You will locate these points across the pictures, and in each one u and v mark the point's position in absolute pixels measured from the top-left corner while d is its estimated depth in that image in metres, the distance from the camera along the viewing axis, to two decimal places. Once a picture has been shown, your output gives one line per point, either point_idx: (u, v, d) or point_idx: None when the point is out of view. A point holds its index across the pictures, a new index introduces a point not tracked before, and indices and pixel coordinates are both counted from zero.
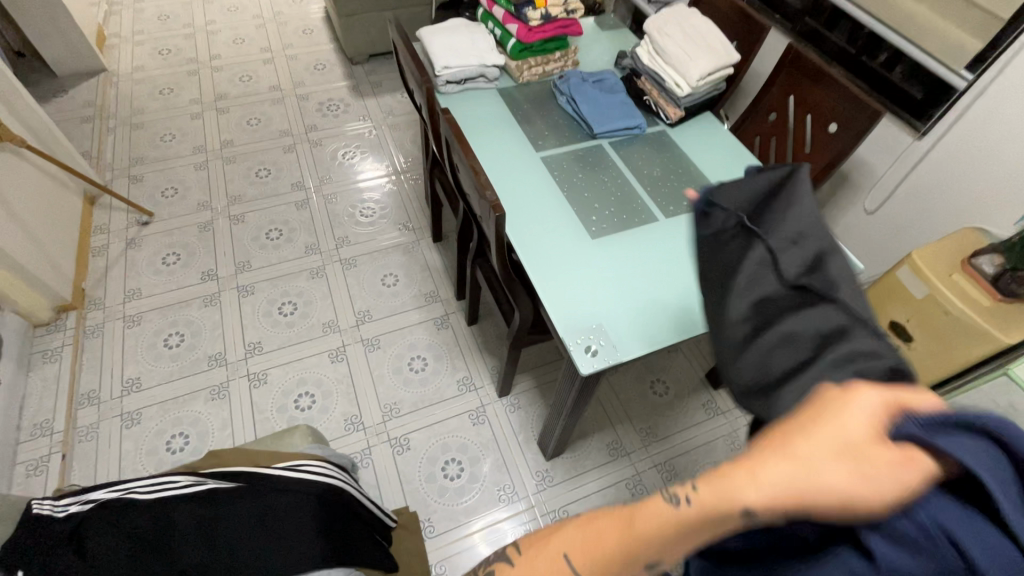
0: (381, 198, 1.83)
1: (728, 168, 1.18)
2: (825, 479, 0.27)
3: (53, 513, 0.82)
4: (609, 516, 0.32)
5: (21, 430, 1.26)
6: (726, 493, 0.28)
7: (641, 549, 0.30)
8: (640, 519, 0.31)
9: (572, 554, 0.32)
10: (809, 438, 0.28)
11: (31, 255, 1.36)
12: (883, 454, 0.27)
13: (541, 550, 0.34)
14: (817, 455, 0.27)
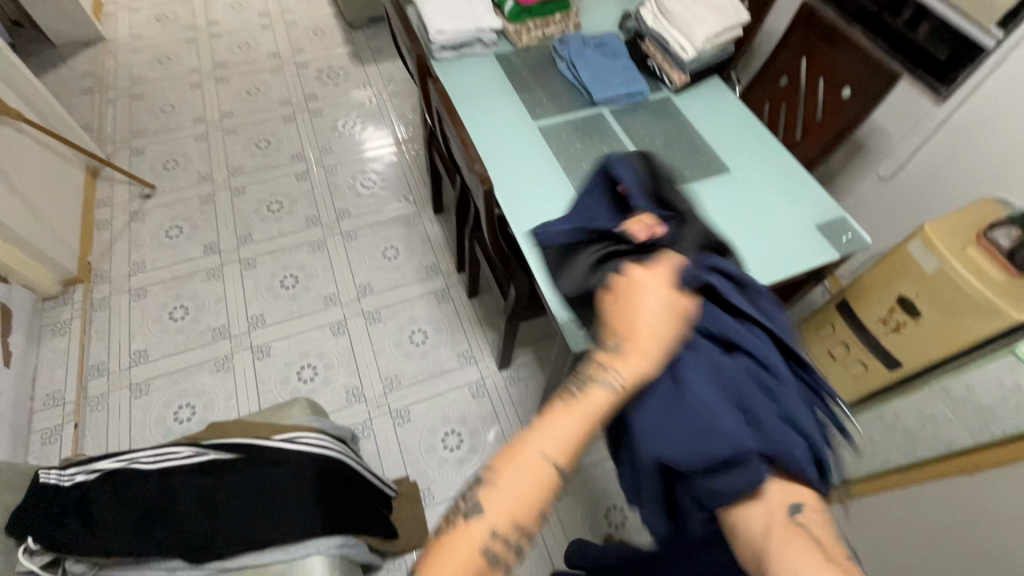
0: (382, 170, 1.80)
1: (734, 136, 1.13)
2: (671, 331, 0.45)
3: (59, 481, 0.85)
4: (571, 406, 0.41)
5: (34, 401, 1.30)
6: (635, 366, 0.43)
7: (599, 419, 0.41)
8: (596, 404, 0.41)
9: (550, 446, 0.39)
10: (655, 313, 0.45)
11: (35, 229, 1.37)
12: (686, 302, 0.47)
13: (519, 456, 0.39)
14: (662, 317, 0.45)
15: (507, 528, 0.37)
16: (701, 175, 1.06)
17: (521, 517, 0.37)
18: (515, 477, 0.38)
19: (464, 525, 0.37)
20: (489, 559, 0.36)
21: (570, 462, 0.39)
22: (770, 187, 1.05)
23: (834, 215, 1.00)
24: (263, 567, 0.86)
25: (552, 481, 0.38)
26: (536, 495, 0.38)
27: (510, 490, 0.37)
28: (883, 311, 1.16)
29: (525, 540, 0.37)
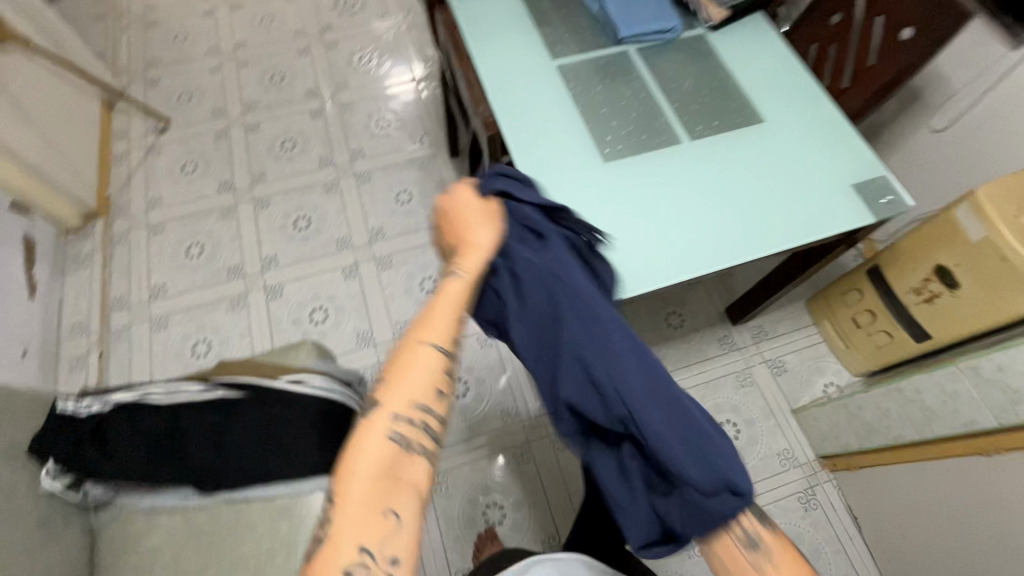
0: (399, 109, 1.73)
1: (772, 81, 1.03)
2: (491, 224, 0.58)
3: (77, 411, 0.88)
4: (437, 306, 0.53)
5: (61, 329, 1.35)
6: (474, 261, 0.55)
7: (459, 306, 0.53)
8: (451, 299, 0.53)
9: (429, 339, 0.51)
10: (472, 223, 0.57)
11: (52, 162, 1.38)
12: (491, 203, 0.60)
13: (407, 355, 0.51)
14: (476, 220, 0.57)
15: (406, 409, 0.48)
16: (731, 124, 0.98)
17: (416, 395, 0.49)
18: (403, 369, 0.50)
19: (371, 420, 0.48)
20: (399, 434, 0.47)
21: (443, 341, 0.51)
22: (807, 140, 0.96)
23: (875, 174, 0.92)
24: (268, 498, 0.90)
25: (432, 359, 0.51)
26: (426, 376, 0.50)
27: (402, 380, 0.50)
28: (916, 281, 1.09)
29: (426, 412, 0.49)
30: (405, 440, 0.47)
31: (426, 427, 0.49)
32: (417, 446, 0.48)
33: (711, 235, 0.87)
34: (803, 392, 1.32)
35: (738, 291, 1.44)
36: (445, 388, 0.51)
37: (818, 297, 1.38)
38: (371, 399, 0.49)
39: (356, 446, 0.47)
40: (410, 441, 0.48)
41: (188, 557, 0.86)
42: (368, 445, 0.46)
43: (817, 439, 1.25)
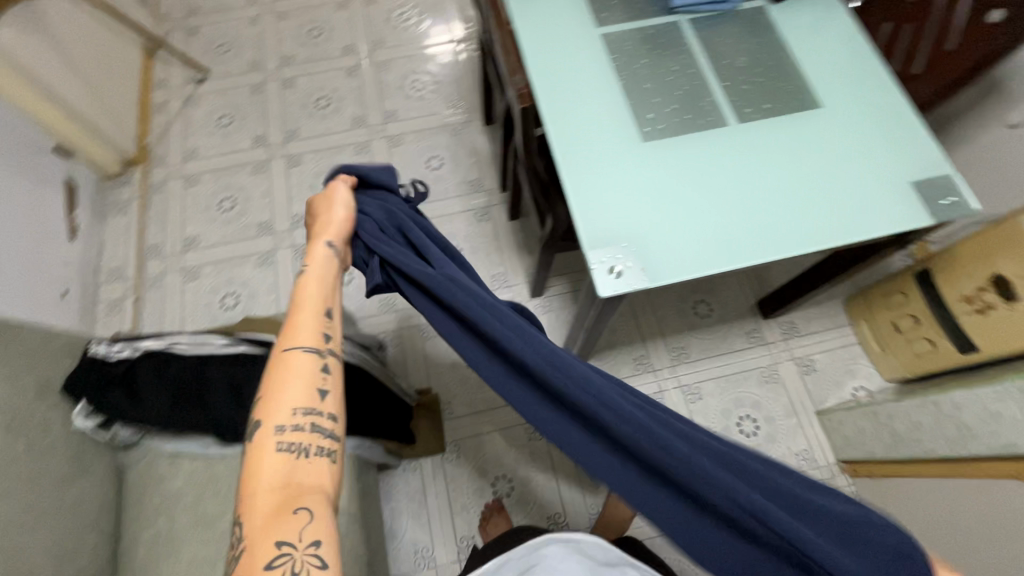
0: (436, 71, 1.68)
1: (835, 62, 0.95)
2: (336, 220, 0.69)
3: (108, 355, 0.91)
4: (293, 320, 0.62)
5: (100, 273, 1.40)
6: (315, 267, 0.66)
7: (323, 300, 0.65)
8: (310, 304, 0.63)
9: (303, 344, 0.60)
10: (322, 230, 0.68)
11: (92, 108, 1.40)
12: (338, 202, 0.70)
13: (280, 370, 0.59)
14: (325, 223, 0.68)
15: (289, 418, 0.56)
16: (784, 107, 0.91)
17: (294, 402, 0.57)
18: (276, 384, 0.58)
19: (256, 443, 0.55)
20: (287, 442, 0.54)
21: (308, 346, 0.60)
22: (866, 130, 0.89)
23: (941, 171, 0.84)
24: None
25: (303, 363, 0.59)
26: (300, 380, 0.58)
27: (279, 395, 0.57)
28: (970, 288, 1.02)
29: (309, 413, 0.57)
30: (296, 447, 0.55)
31: (314, 427, 0.56)
32: (312, 447, 0.55)
33: (750, 227, 0.82)
34: (830, 393, 1.28)
35: (772, 284, 1.39)
36: (325, 385, 0.59)
37: (858, 296, 1.31)
38: (255, 423, 0.56)
39: (252, 469, 0.53)
40: (303, 444, 0.55)
41: (206, 503, 0.90)
42: (261, 465, 0.53)
43: (839, 442, 1.21)
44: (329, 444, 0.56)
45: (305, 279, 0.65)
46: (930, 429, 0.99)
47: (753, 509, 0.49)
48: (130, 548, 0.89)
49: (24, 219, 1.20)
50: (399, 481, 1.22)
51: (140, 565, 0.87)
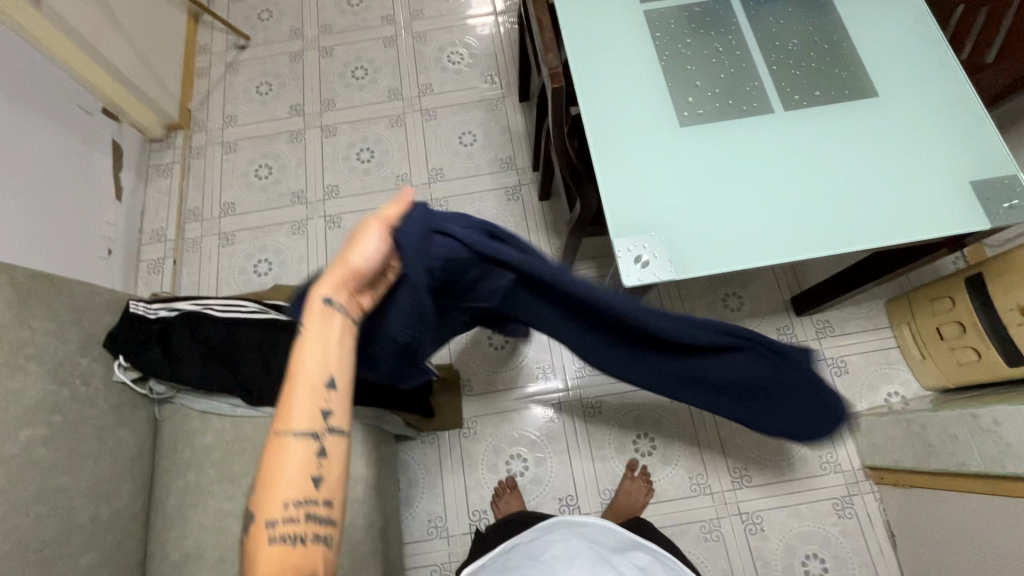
0: (475, 43, 1.65)
1: (899, 49, 0.88)
2: (360, 257, 0.49)
3: (147, 314, 0.95)
4: (284, 394, 0.44)
5: (143, 234, 1.46)
6: (314, 326, 0.46)
7: (330, 358, 0.46)
8: (306, 364, 0.45)
9: (295, 422, 0.43)
10: (341, 267, 0.49)
11: (137, 72, 1.43)
12: (367, 233, 0.49)
13: (269, 460, 0.42)
14: (342, 261, 0.49)
15: (282, 511, 0.40)
16: (836, 95, 0.85)
17: (283, 495, 0.40)
18: (268, 475, 0.42)
19: (251, 544, 0.41)
20: (282, 539, 0.40)
21: (302, 424, 0.42)
22: (925, 122, 0.82)
23: (1003, 170, 0.78)
24: None
25: (301, 444, 0.42)
26: (294, 469, 0.41)
27: (274, 483, 0.41)
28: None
29: (306, 503, 0.41)
30: (292, 540, 0.40)
31: (313, 518, 0.41)
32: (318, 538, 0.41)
33: (789, 222, 0.78)
34: (862, 397, 1.23)
35: (808, 280, 1.33)
36: (324, 469, 0.42)
37: (901, 297, 1.25)
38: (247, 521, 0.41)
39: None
40: (302, 538, 0.40)
41: (233, 460, 0.94)
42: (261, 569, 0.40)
43: (866, 448, 1.17)
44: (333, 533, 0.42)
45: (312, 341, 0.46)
46: (965, 443, 0.94)
47: (744, 397, 0.62)
48: (161, 497, 0.94)
49: (73, 179, 1.26)
50: (416, 453, 1.24)
51: (171, 513, 0.92)
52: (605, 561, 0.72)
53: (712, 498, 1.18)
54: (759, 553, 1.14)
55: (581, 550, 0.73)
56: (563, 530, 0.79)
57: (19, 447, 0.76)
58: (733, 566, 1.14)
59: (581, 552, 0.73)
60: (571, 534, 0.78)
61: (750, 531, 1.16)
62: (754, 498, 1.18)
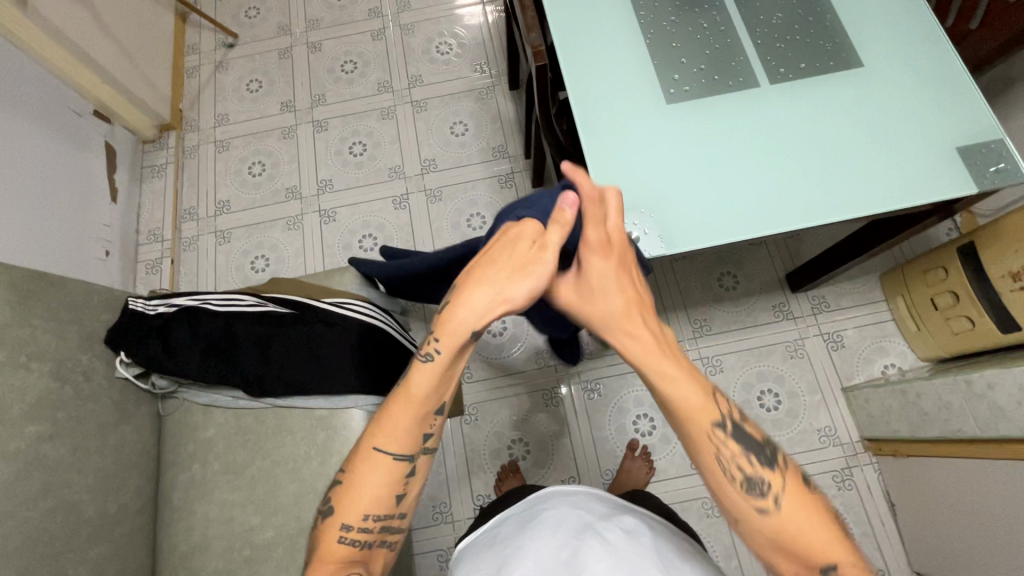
0: (463, 33, 1.65)
1: (884, 19, 0.88)
2: (521, 293, 0.57)
3: (146, 310, 0.96)
4: (395, 411, 0.59)
5: (139, 234, 1.46)
6: (452, 345, 0.58)
7: (438, 387, 0.59)
8: (420, 390, 0.59)
9: (392, 446, 0.58)
10: (507, 294, 0.57)
11: (126, 72, 1.43)
12: (544, 259, 0.58)
13: (365, 467, 0.59)
14: (513, 285, 0.57)
15: (359, 521, 0.58)
16: (822, 67, 0.86)
17: (369, 508, 0.58)
18: (357, 481, 0.59)
19: (327, 524, 0.59)
20: (351, 541, 0.58)
21: (402, 451, 0.59)
22: (912, 91, 0.83)
23: (990, 135, 0.79)
24: (310, 409, 0.98)
25: (391, 467, 0.59)
26: (382, 479, 0.58)
27: (359, 494, 0.58)
28: (1016, 264, 0.97)
29: (381, 518, 0.59)
30: (359, 542, 0.58)
31: (384, 528, 0.59)
32: (375, 546, 0.59)
33: (778, 195, 0.79)
34: (858, 370, 1.24)
35: (802, 257, 1.34)
36: (402, 491, 0.59)
37: (894, 270, 1.25)
38: (327, 502, 0.60)
39: (319, 546, 0.58)
40: (368, 542, 0.59)
41: (237, 451, 0.96)
42: (323, 554, 0.58)
43: (864, 421, 1.18)
44: (393, 542, 0.60)
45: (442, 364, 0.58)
46: (959, 410, 0.95)
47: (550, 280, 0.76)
48: (168, 490, 0.96)
49: (67, 182, 1.26)
50: None
51: (178, 505, 0.94)
52: (590, 528, 0.73)
53: None
54: None
55: (564, 520, 0.76)
56: (554, 502, 0.82)
57: (24, 444, 0.77)
58: (736, 541, 1.15)
59: (565, 521, 0.75)
60: (561, 504, 0.81)
61: None
62: None
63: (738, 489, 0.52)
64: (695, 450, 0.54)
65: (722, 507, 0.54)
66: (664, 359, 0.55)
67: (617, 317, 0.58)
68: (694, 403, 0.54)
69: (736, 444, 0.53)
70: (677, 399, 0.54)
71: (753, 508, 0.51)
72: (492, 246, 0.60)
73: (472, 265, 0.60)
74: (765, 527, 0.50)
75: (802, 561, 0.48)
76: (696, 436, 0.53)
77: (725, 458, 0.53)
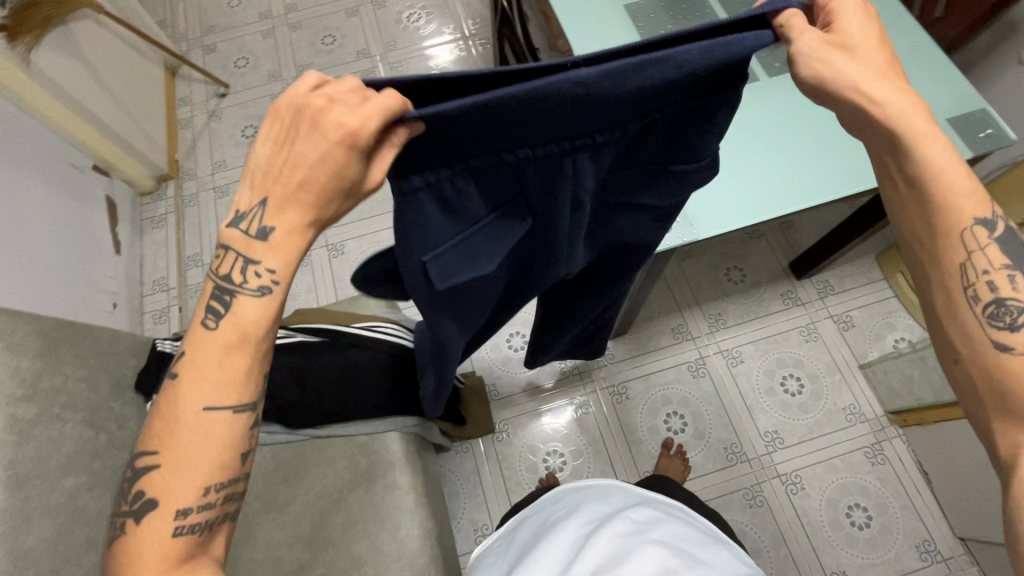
0: (450, 67, 1.71)
1: None
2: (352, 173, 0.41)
3: (175, 350, 0.94)
4: (213, 346, 0.44)
5: (144, 285, 1.45)
6: (269, 258, 0.44)
7: (263, 324, 0.46)
8: (250, 326, 0.45)
9: (214, 397, 0.44)
10: (319, 188, 0.41)
11: (125, 126, 1.44)
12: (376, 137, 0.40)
13: (182, 417, 0.44)
14: (335, 163, 0.40)
15: (198, 498, 0.44)
16: None
17: (201, 479, 0.44)
18: (177, 453, 0.44)
19: (150, 517, 0.43)
20: (187, 528, 0.44)
21: (241, 400, 0.45)
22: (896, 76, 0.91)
23: (974, 106, 0.87)
24: (348, 436, 0.96)
25: (233, 425, 0.45)
26: (213, 446, 0.44)
27: (184, 456, 0.44)
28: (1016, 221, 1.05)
29: (224, 488, 0.45)
30: (195, 530, 0.44)
31: (224, 503, 0.45)
32: (218, 523, 0.46)
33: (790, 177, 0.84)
34: (871, 347, 1.29)
35: (802, 245, 1.39)
36: (245, 450, 0.46)
37: (891, 249, 1.32)
38: (141, 495, 0.44)
39: (138, 545, 0.43)
40: (208, 522, 0.45)
41: (278, 487, 0.93)
42: (146, 550, 0.42)
43: (887, 394, 1.22)
44: (236, 510, 0.48)
45: (281, 297, 0.46)
46: None
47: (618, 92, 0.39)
48: None
49: (71, 235, 1.25)
50: (452, 464, 1.23)
51: None
52: (603, 521, 0.72)
53: (749, 464, 1.20)
54: (804, 511, 1.16)
55: (570, 521, 0.74)
56: (567, 505, 0.80)
57: (65, 496, 0.74)
58: (782, 528, 1.15)
59: (571, 521, 0.74)
60: (577, 502, 0.79)
61: (791, 491, 1.18)
62: (791, 458, 1.20)
63: (978, 311, 0.44)
64: (942, 252, 0.45)
65: (941, 324, 0.47)
66: (937, 135, 0.43)
67: (884, 74, 0.42)
68: (960, 188, 0.44)
69: (999, 253, 0.44)
70: (944, 184, 0.44)
71: (986, 337, 0.44)
72: (305, 120, 0.40)
73: (279, 167, 0.41)
74: (983, 358, 0.44)
75: (998, 404, 0.43)
76: (951, 232, 0.45)
77: (974, 269, 0.45)
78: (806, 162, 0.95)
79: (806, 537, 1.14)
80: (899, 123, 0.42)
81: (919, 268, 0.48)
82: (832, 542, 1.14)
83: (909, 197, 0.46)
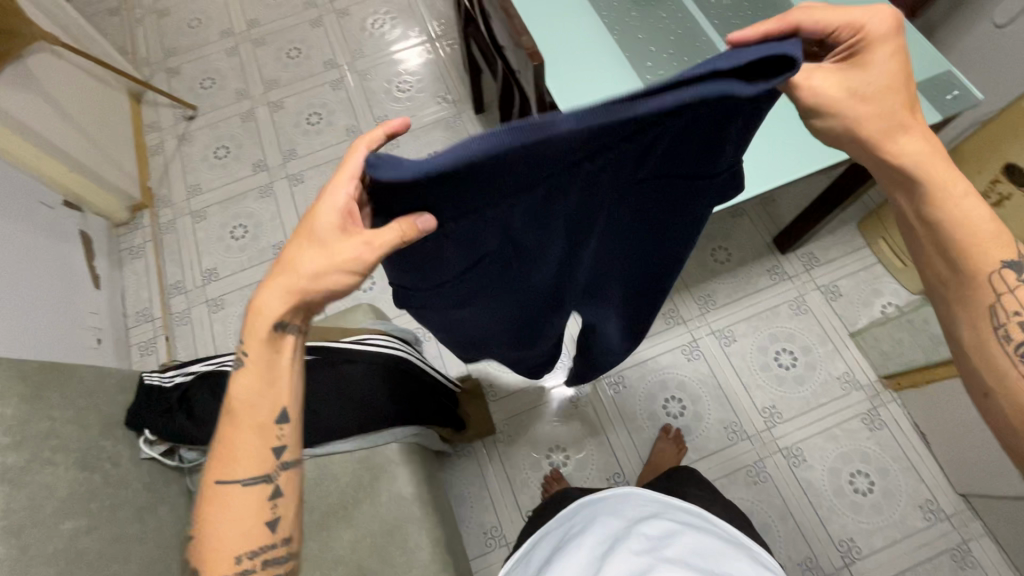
0: (418, 70, 1.69)
1: None
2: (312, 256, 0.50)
3: (162, 383, 0.92)
4: (227, 433, 0.54)
5: (127, 318, 1.43)
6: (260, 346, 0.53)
7: (265, 402, 0.53)
8: (248, 411, 0.53)
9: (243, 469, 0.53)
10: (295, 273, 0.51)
11: (95, 158, 1.42)
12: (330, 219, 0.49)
13: (212, 501, 0.53)
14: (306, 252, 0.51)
15: (233, 565, 0.51)
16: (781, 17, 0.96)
17: (236, 547, 0.52)
18: (216, 528, 0.52)
19: None
20: None
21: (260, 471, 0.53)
22: None
23: (941, 68, 0.88)
24: (347, 452, 0.96)
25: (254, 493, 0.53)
26: (242, 518, 0.52)
27: (217, 533, 0.52)
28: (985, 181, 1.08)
29: (261, 552, 0.52)
30: None
31: (268, 563, 0.52)
32: None
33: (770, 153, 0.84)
34: (860, 314, 1.30)
35: (783, 219, 1.40)
36: (272, 517, 0.53)
37: (872, 215, 1.32)
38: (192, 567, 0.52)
39: None
40: None
41: None
42: None
43: (879, 359, 1.23)
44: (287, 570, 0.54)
45: (264, 373, 0.54)
46: None
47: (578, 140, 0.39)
48: None
49: (48, 274, 1.23)
50: (457, 469, 1.23)
51: None
52: (619, 541, 0.71)
53: (750, 442, 1.21)
54: (809, 482, 1.17)
55: (588, 540, 0.74)
56: (584, 522, 0.80)
57: (63, 541, 0.72)
58: (788, 503, 1.16)
59: (589, 540, 0.74)
60: (593, 519, 0.79)
61: (793, 464, 1.19)
62: (790, 432, 1.21)
63: (1011, 352, 0.49)
64: (976, 296, 0.51)
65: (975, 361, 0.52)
66: (974, 193, 0.51)
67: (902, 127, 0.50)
68: (987, 232, 0.51)
69: None
70: (974, 229, 0.51)
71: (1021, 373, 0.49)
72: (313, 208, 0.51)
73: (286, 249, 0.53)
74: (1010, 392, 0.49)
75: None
76: (977, 277, 0.51)
77: (1006, 312, 0.50)
78: (778, 137, 0.95)
79: (812, 507, 1.15)
80: (921, 170, 0.51)
81: (945, 312, 0.55)
82: (838, 511, 1.15)
83: (937, 243, 0.53)
